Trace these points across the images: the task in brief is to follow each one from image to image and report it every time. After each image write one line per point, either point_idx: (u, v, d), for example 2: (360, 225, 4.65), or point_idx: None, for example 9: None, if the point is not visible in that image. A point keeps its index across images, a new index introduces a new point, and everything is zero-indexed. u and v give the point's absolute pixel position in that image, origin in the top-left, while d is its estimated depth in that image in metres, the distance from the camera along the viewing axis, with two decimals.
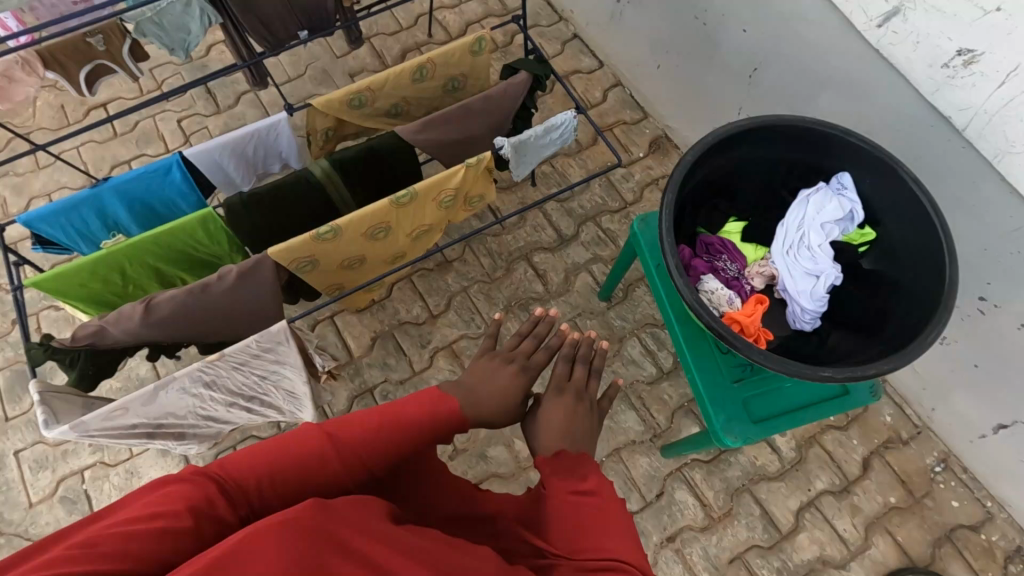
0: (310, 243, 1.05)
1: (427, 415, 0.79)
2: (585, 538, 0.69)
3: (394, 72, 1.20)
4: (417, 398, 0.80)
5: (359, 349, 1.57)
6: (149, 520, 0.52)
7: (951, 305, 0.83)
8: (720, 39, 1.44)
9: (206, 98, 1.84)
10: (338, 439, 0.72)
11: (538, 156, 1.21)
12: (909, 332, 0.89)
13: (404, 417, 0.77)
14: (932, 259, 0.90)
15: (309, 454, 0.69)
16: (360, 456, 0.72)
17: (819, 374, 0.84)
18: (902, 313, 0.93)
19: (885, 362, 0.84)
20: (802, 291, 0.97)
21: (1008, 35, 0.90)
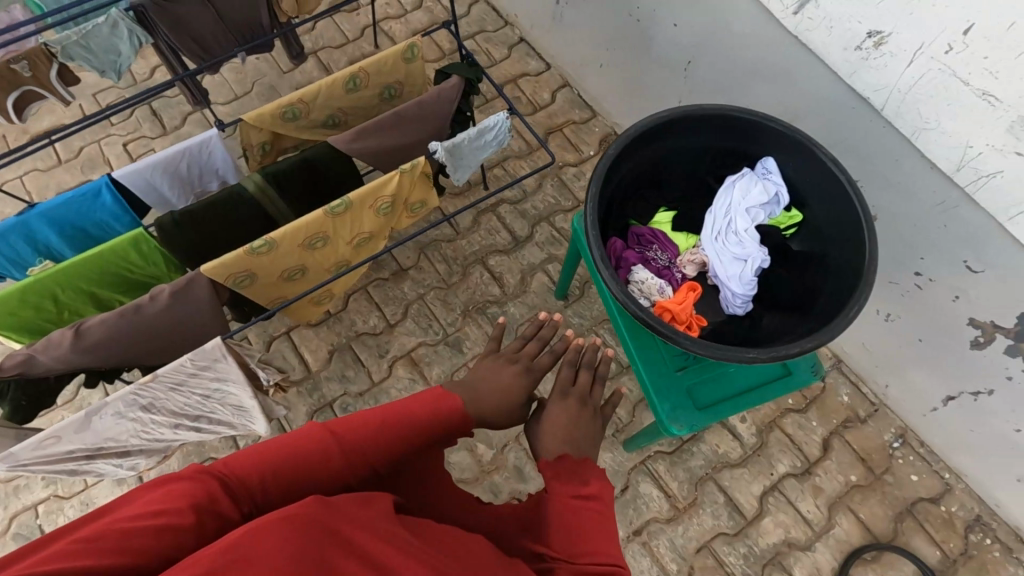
0: (245, 258, 1.04)
1: (429, 415, 0.82)
2: (586, 542, 0.73)
3: (325, 83, 1.20)
4: (419, 397, 0.83)
5: (317, 363, 1.56)
6: (152, 516, 0.53)
7: (870, 280, 0.85)
8: (655, 36, 1.46)
9: (151, 120, 1.83)
10: (341, 437, 0.74)
11: (475, 159, 1.21)
12: (835, 310, 0.90)
13: (407, 416, 0.80)
14: (854, 237, 0.92)
15: (312, 451, 0.71)
16: (360, 453, 0.74)
17: (744, 356, 0.85)
18: (830, 291, 0.95)
19: (809, 341, 0.86)
20: (732, 276, 0.99)
21: (910, 16, 0.92)
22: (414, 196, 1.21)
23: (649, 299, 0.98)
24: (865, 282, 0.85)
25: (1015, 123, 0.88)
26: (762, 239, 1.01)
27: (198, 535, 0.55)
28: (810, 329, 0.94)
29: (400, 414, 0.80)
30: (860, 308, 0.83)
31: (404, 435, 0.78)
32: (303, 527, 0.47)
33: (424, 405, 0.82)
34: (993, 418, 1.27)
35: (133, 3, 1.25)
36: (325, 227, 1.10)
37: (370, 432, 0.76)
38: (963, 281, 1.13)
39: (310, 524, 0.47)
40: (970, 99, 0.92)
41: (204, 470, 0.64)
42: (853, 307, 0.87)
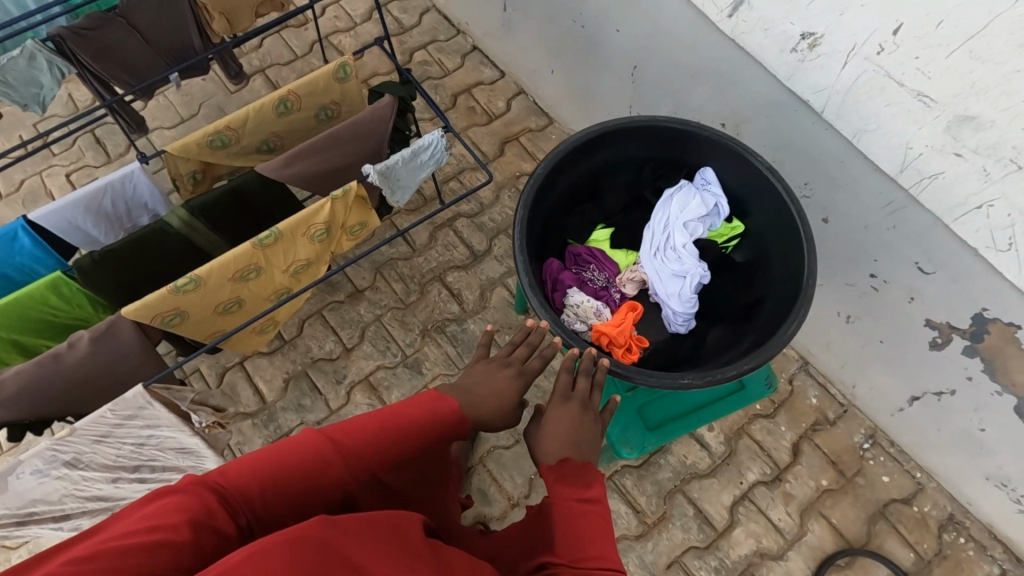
0: (169, 297, 1.00)
1: (428, 415, 0.84)
2: (591, 547, 0.70)
3: (253, 107, 1.15)
4: (417, 399, 0.85)
5: (272, 393, 1.51)
6: (144, 533, 0.54)
7: (808, 293, 0.82)
8: (600, 41, 1.42)
9: (95, 148, 1.77)
10: (339, 442, 0.75)
11: (413, 179, 1.17)
12: (776, 323, 0.87)
13: (407, 417, 0.82)
14: (794, 246, 0.89)
15: (311, 459, 0.72)
16: (359, 457, 0.75)
17: (679, 382, 0.84)
18: (775, 301, 0.92)
19: (749, 360, 0.83)
20: (671, 295, 0.96)
21: (841, 16, 0.89)
22: (352, 220, 1.16)
23: (586, 322, 0.95)
24: (803, 296, 0.82)
25: (952, 123, 0.85)
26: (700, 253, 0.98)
27: (195, 550, 0.55)
28: (756, 342, 0.90)
29: (399, 416, 0.81)
30: (798, 323, 0.81)
31: (402, 436, 0.80)
32: (306, 549, 0.46)
33: (422, 406, 0.84)
34: (959, 417, 1.24)
35: (50, 33, 1.19)
36: (256, 258, 1.06)
37: (365, 437, 0.77)
38: (916, 281, 1.10)
39: (314, 545, 0.47)
40: (907, 100, 0.88)
41: (201, 484, 0.64)
42: (793, 320, 0.85)
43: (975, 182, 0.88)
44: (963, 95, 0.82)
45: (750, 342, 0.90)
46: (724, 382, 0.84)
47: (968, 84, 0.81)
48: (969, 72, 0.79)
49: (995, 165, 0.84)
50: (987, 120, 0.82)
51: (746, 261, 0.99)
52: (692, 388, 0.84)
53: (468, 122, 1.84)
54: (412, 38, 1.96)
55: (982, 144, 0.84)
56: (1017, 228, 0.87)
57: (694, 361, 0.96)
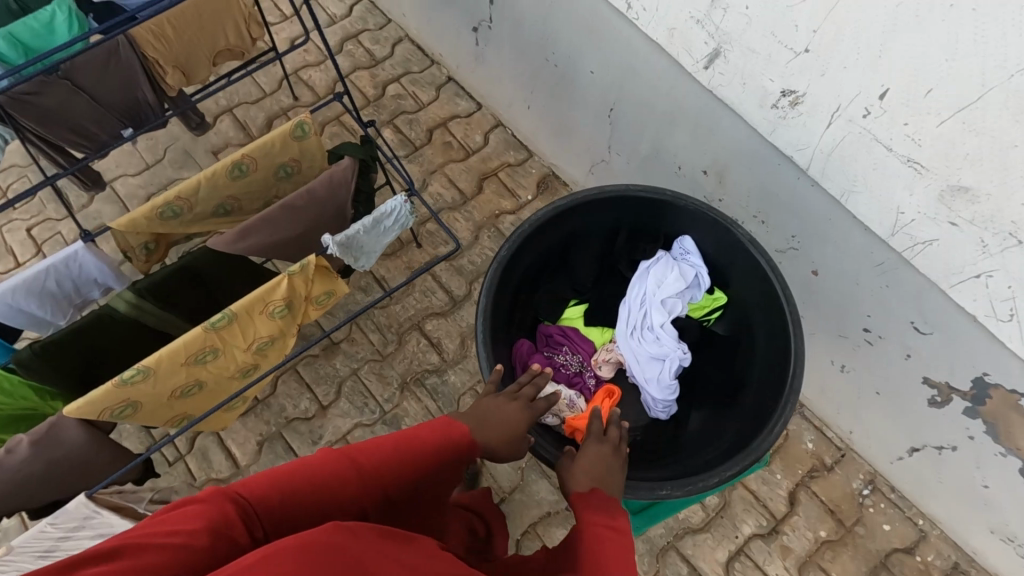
0: (114, 391, 0.93)
1: (446, 439, 0.77)
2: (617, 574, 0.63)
3: (204, 175, 1.09)
4: (431, 423, 0.78)
5: (245, 457, 1.45)
6: (164, 536, 0.51)
7: (795, 388, 0.78)
8: (575, 80, 1.35)
9: (56, 200, 1.70)
10: (355, 458, 0.69)
11: (378, 245, 1.11)
12: (760, 417, 0.84)
13: (422, 439, 0.75)
14: (780, 329, 0.86)
15: (328, 474, 0.67)
16: (375, 476, 0.70)
17: (657, 492, 0.80)
18: (757, 387, 0.89)
19: (731, 465, 0.80)
20: (652, 377, 0.94)
21: (822, 76, 0.82)
22: (316, 291, 1.09)
23: (559, 415, 0.93)
24: (789, 392, 0.79)
25: (945, 192, 0.79)
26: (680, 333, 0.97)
27: (211, 559, 0.51)
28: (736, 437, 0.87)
29: (415, 438, 0.75)
30: (782, 426, 0.77)
31: (419, 458, 0.74)
32: (318, 555, 0.44)
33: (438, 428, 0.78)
34: (962, 472, 1.18)
35: None
36: (209, 342, 1.00)
37: (381, 457, 0.71)
38: (913, 340, 1.04)
39: (329, 550, 0.45)
40: (896, 166, 0.82)
41: (221, 491, 0.60)
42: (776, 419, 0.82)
43: (972, 253, 0.81)
44: (955, 165, 0.75)
45: (732, 436, 0.88)
46: (706, 487, 0.80)
47: (960, 155, 0.74)
48: (961, 143, 0.73)
49: (992, 238, 0.78)
50: (982, 193, 0.75)
51: (728, 333, 0.97)
52: (671, 498, 0.80)
53: (444, 159, 1.77)
54: (385, 71, 1.88)
55: (978, 216, 0.78)
56: (1018, 300, 0.81)
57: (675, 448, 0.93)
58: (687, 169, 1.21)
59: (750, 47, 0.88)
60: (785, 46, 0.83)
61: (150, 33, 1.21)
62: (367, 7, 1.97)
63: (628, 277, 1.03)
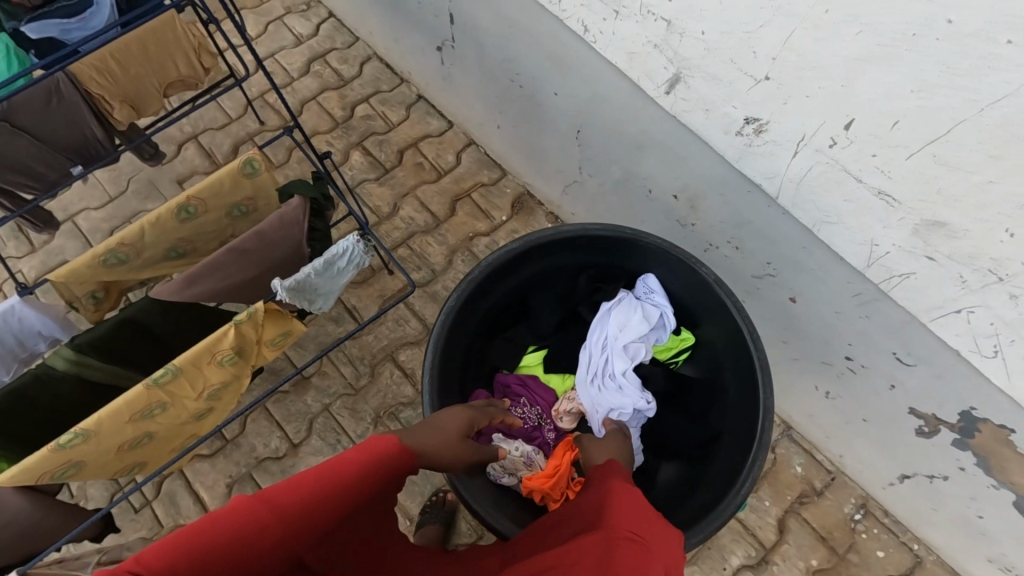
0: (51, 456, 0.88)
1: (388, 461, 0.68)
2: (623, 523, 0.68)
3: (149, 219, 1.04)
4: (373, 445, 0.67)
5: (215, 501, 1.40)
6: None
7: (764, 447, 0.76)
8: (540, 101, 1.30)
9: (17, 236, 1.65)
10: (280, 504, 0.59)
11: (336, 285, 1.06)
12: (729, 475, 0.83)
13: (361, 463, 0.65)
14: (749, 377, 0.85)
15: (247, 527, 0.57)
16: (305, 520, 0.60)
17: None
18: (729, 442, 0.88)
19: (699, 530, 0.78)
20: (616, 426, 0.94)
21: (785, 105, 0.77)
22: (269, 334, 1.03)
23: (514, 474, 0.93)
24: (758, 447, 0.78)
25: (921, 226, 0.73)
26: (649, 376, 0.97)
27: None
28: (707, 498, 0.86)
29: (354, 466, 0.64)
30: (749, 487, 0.76)
31: (361, 484, 0.65)
32: None
33: (380, 447, 0.67)
34: (954, 502, 1.13)
35: None
36: (155, 398, 0.95)
37: (315, 494, 0.61)
38: (898, 371, 0.99)
39: None
40: (868, 198, 0.76)
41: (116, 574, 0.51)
42: (745, 479, 0.80)
43: (951, 288, 0.76)
44: (929, 200, 0.70)
45: (704, 496, 0.86)
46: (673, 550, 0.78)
47: (934, 190, 0.69)
48: (934, 177, 0.68)
49: (972, 274, 0.73)
50: (960, 228, 0.70)
51: (698, 375, 0.97)
52: None
53: (416, 181, 1.71)
54: (353, 91, 1.83)
55: (956, 252, 0.72)
56: (1003, 338, 0.76)
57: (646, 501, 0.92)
58: (658, 193, 1.16)
59: (711, 73, 0.83)
60: (745, 73, 0.78)
61: (93, 69, 1.16)
62: (335, 26, 1.92)
63: (588, 319, 1.02)
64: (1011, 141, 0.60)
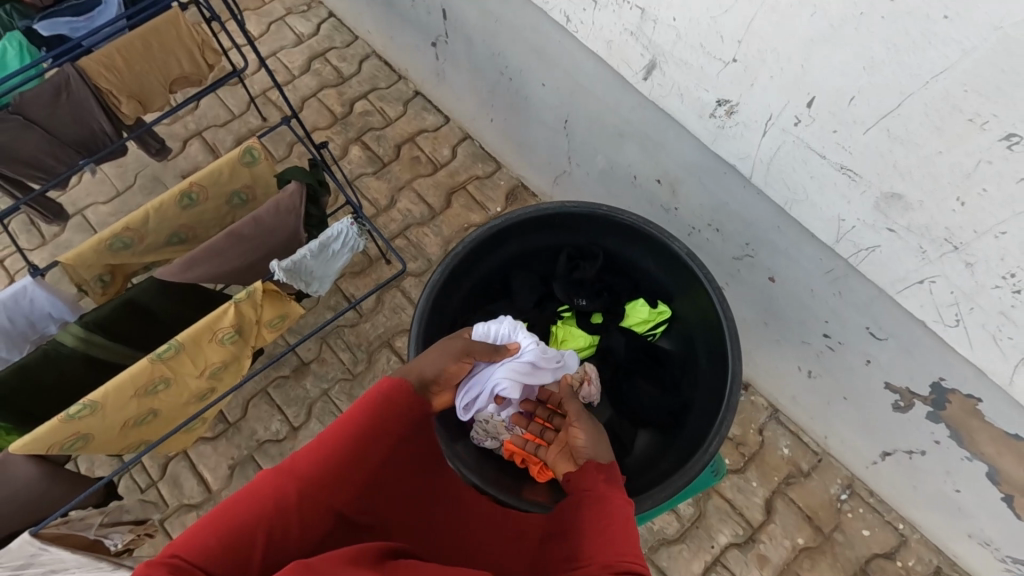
0: (61, 427, 0.93)
1: (386, 412, 0.72)
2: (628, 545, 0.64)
3: (152, 206, 1.09)
4: (374, 398, 0.72)
5: (217, 482, 1.45)
6: None
7: (729, 409, 0.82)
8: (528, 93, 1.35)
9: (28, 230, 1.71)
10: (282, 479, 0.64)
11: (330, 270, 1.11)
12: (698, 439, 0.88)
13: (365, 416, 0.70)
14: (718, 348, 0.90)
15: (267, 499, 0.63)
16: (311, 485, 0.65)
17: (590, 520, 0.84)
18: (697, 412, 0.93)
19: (665, 488, 0.83)
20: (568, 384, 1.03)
21: (751, 87, 0.81)
22: (267, 316, 1.08)
23: (496, 437, 1.00)
24: (724, 411, 0.82)
25: (881, 199, 0.77)
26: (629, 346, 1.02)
27: None
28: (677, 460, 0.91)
29: (355, 421, 0.70)
30: (714, 448, 0.81)
31: (367, 436, 0.70)
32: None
33: (372, 399, 0.72)
34: (932, 477, 1.16)
35: None
36: (157, 372, 0.99)
37: (324, 456, 0.67)
38: (872, 347, 1.03)
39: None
40: (832, 174, 0.80)
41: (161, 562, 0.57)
42: (712, 441, 0.85)
43: (912, 259, 0.80)
44: (886, 173, 0.74)
45: (674, 460, 0.91)
46: (643, 508, 0.84)
47: (889, 164, 0.73)
48: (889, 151, 0.72)
49: (930, 245, 0.76)
50: (915, 201, 0.74)
51: (675, 347, 1.03)
52: None
53: (412, 174, 1.76)
54: (352, 89, 1.88)
55: (913, 224, 0.76)
56: (963, 306, 0.79)
57: (620, 467, 0.98)
58: (642, 179, 1.20)
59: (682, 59, 0.87)
60: (714, 57, 0.82)
61: (99, 65, 1.22)
62: (334, 25, 1.98)
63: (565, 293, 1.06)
64: (954, 113, 0.64)
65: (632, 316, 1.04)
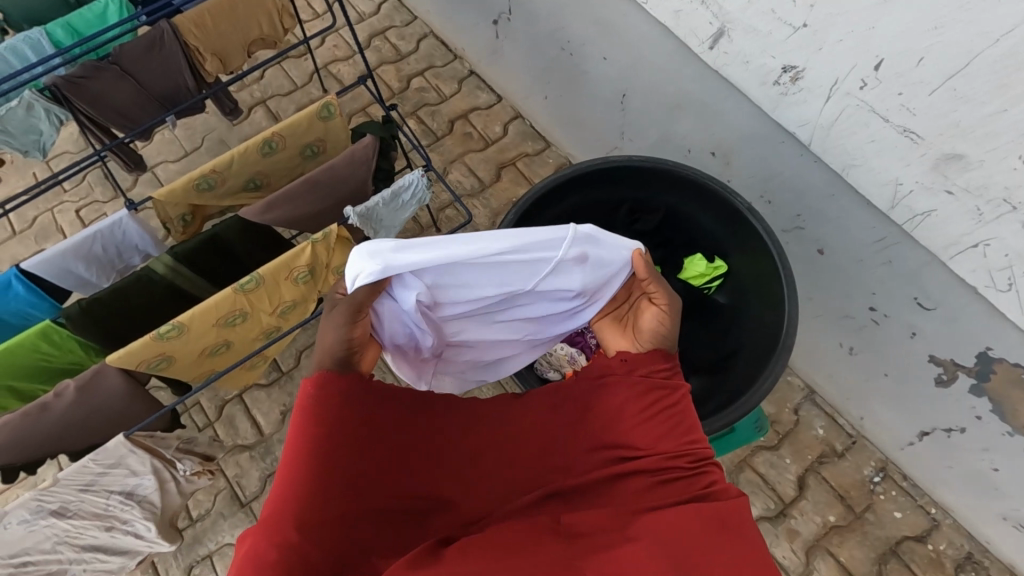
0: (152, 345, 1.01)
1: (322, 403, 0.72)
2: (695, 432, 0.75)
3: (237, 151, 1.16)
4: (313, 398, 0.72)
5: (269, 426, 1.53)
6: None
7: (784, 350, 0.89)
8: (586, 69, 1.40)
9: (103, 183, 1.83)
10: (267, 529, 0.64)
11: (396, 220, 1.18)
12: (751, 377, 0.94)
13: (315, 419, 0.70)
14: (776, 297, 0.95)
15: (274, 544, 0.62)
16: (298, 508, 0.65)
17: None
18: (748, 354, 0.99)
19: (720, 419, 0.90)
20: (370, 322, 0.81)
21: (819, 51, 0.85)
22: (336, 261, 1.15)
23: (561, 369, 1.11)
24: (780, 352, 0.88)
25: (939, 161, 0.81)
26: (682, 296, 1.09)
27: None
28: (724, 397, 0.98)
29: (303, 423, 0.70)
30: (769, 384, 0.87)
31: (325, 433, 0.70)
32: None
33: (303, 402, 0.71)
34: (969, 456, 1.19)
35: (46, 83, 1.23)
36: (238, 303, 1.07)
37: (300, 471, 0.67)
38: (918, 318, 1.06)
39: None
40: (893, 137, 0.84)
41: None
42: (767, 379, 0.91)
43: (967, 222, 0.83)
44: (948, 134, 0.78)
45: (724, 396, 0.98)
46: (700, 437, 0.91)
47: (951, 123, 0.77)
48: (952, 111, 0.76)
49: (987, 206, 0.80)
50: (975, 160, 0.77)
51: (727, 301, 1.08)
52: None
53: (464, 148, 1.83)
54: (409, 65, 1.96)
55: (971, 184, 0.80)
56: (1016, 269, 0.82)
57: None
58: (696, 151, 1.24)
59: (751, 25, 0.92)
60: (784, 22, 0.87)
61: (191, 23, 1.31)
62: (394, 5, 2.06)
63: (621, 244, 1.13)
64: (1020, 68, 0.67)
65: (690, 269, 1.10)
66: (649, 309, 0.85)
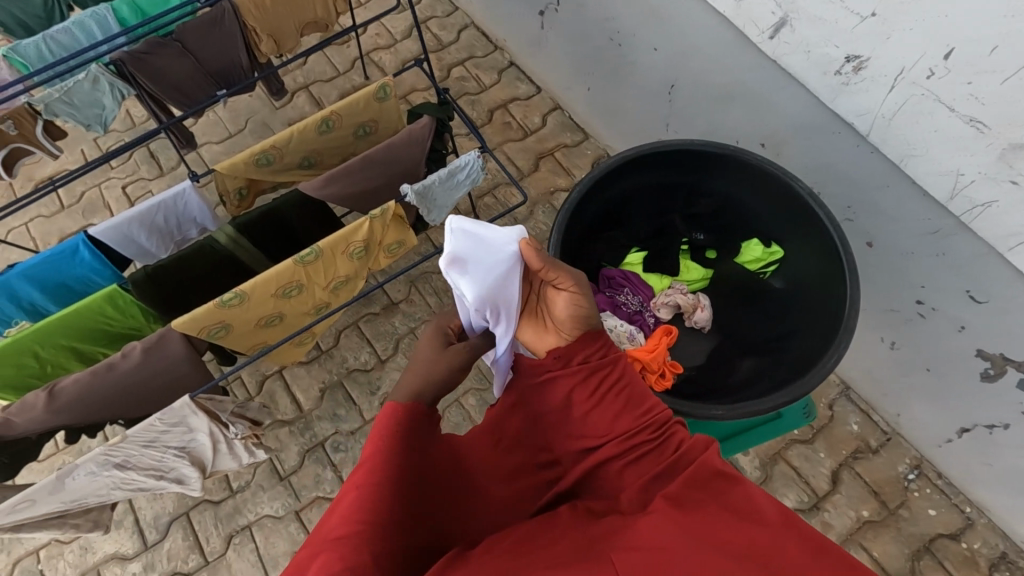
0: (215, 311, 1.03)
1: (398, 427, 0.65)
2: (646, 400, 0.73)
3: (297, 128, 1.19)
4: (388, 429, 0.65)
5: (308, 402, 1.55)
6: None
7: (847, 328, 0.89)
8: (634, 60, 1.42)
9: (149, 162, 1.87)
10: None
11: (450, 199, 1.20)
12: (809, 357, 0.96)
13: (380, 452, 0.62)
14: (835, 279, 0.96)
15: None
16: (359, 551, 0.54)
17: (711, 412, 0.91)
18: (805, 338, 1.01)
19: (781, 395, 0.91)
20: None
21: (886, 41, 0.87)
22: (389, 238, 1.18)
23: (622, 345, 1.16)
24: (844, 330, 0.89)
25: (1006, 150, 0.82)
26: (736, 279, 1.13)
27: None
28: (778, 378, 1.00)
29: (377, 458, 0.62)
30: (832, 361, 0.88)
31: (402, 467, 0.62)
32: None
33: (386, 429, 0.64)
34: (1010, 453, 1.19)
35: (112, 58, 1.28)
36: (297, 275, 1.09)
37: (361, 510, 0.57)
38: (968, 311, 1.06)
39: None
40: (958, 126, 0.85)
41: None
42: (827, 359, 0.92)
43: None
44: (1016, 122, 0.79)
45: (780, 374, 0.99)
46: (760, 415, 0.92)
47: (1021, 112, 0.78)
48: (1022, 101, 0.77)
49: None
50: None
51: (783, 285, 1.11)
52: (724, 419, 0.92)
53: (503, 138, 1.85)
54: (450, 55, 1.99)
55: None
56: None
57: (724, 387, 1.07)
58: (745, 143, 1.25)
59: (816, 14, 0.93)
60: (852, 12, 0.88)
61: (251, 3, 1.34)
62: None
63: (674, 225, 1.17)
64: None
65: (746, 253, 1.15)
66: (558, 297, 0.77)
